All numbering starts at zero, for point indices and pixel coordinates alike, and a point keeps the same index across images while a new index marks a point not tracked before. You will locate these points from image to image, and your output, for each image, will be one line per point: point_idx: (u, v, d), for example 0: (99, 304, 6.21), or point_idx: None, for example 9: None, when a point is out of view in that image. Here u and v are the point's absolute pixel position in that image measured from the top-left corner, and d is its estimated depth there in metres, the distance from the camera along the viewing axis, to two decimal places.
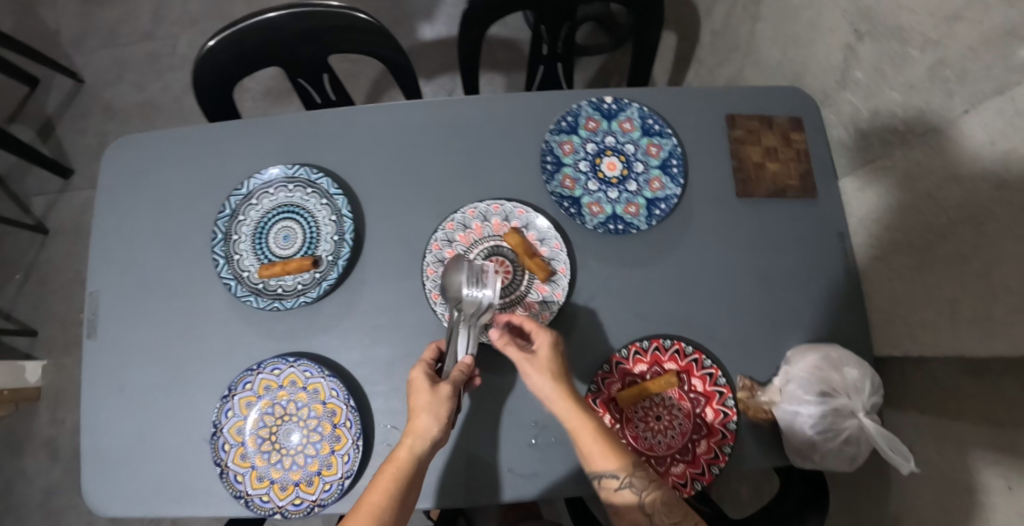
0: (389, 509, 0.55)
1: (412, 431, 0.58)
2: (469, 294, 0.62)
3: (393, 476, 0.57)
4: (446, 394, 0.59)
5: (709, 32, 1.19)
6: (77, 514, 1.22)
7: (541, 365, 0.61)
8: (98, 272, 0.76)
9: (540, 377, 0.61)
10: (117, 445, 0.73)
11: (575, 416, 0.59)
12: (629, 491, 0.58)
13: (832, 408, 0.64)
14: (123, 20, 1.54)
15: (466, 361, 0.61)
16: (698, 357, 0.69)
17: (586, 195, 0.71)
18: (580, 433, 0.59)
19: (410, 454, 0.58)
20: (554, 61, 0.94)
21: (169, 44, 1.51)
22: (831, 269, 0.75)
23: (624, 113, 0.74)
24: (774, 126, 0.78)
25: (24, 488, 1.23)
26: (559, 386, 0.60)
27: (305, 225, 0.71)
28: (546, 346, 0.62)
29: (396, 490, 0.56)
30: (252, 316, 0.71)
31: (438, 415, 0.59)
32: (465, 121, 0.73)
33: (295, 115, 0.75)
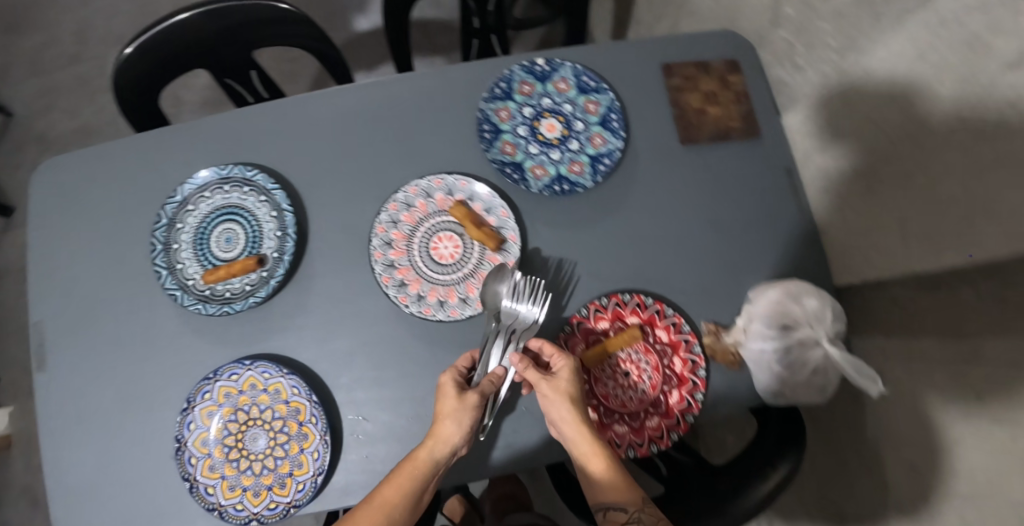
0: (403, 507, 0.58)
1: (436, 435, 0.59)
2: (507, 307, 0.64)
3: (410, 476, 0.58)
4: (472, 403, 0.60)
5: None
6: None
7: (559, 386, 0.60)
8: (38, 301, 0.73)
9: (557, 399, 0.59)
10: (78, 476, 0.70)
11: (590, 442, 0.58)
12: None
13: (795, 340, 0.63)
14: (47, 47, 1.49)
15: (497, 373, 0.62)
16: (659, 308, 0.69)
17: (529, 159, 0.71)
18: (592, 459, 0.58)
19: (430, 457, 0.59)
20: (487, 34, 0.98)
21: (98, 66, 1.47)
22: (782, 205, 0.75)
23: (558, 74, 0.73)
24: (710, 70, 0.77)
25: None
26: (576, 411, 0.59)
27: (246, 225, 0.69)
28: (567, 369, 0.61)
29: (412, 490, 0.58)
30: (202, 324, 0.69)
31: (461, 423, 0.59)
32: (399, 102, 0.72)
33: (224, 115, 0.73)
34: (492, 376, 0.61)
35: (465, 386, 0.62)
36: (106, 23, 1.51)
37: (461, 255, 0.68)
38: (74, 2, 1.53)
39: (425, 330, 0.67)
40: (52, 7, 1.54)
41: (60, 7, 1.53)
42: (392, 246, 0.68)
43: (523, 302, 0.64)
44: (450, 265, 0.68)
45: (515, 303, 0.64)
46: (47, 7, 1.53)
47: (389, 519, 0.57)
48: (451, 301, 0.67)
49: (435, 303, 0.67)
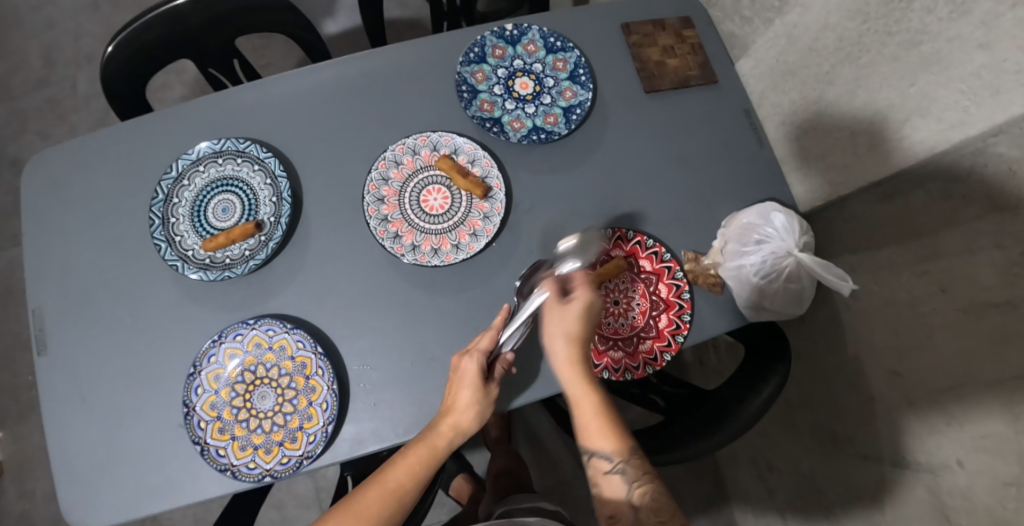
0: (412, 488, 0.62)
1: (455, 426, 0.63)
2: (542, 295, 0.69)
3: (423, 464, 0.62)
4: (493, 397, 0.65)
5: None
6: None
7: (565, 323, 0.62)
8: (37, 288, 0.74)
9: (558, 336, 0.62)
10: (87, 455, 0.70)
11: (583, 387, 0.61)
12: (618, 477, 0.60)
13: (770, 252, 0.68)
14: (15, 71, 1.52)
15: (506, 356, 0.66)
16: (640, 240, 0.73)
17: (506, 115, 0.75)
18: (583, 404, 0.61)
19: (446, 446, 0.63)
20: (457, 16, 1.04)
21: (69, 85, 1.50)
22: (743, 140, 0.81)
23: (526, 37, 0.78)
24: (666, 27, 0.83)
25: None
26: (577, 354, 0.62)
27: (242, 194, 0.72)
28: (579, 306, 0.63)
29: (423, 477, 0.62)
30: (203, 292, 0.71)
31: (481, 416, 0.64)
32: (378, 72, 0.76)
33: (210, 98, 0.77)
34: (503, 363, 0.66)
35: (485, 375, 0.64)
36: (74, 46, 1.53)
37: (450, 205, 0.71)
38: (39, 29, 1.56)
39: (421, 277, 0.70)
40: (16, 35, 1.56)
41: (25, 34, 1.55)
42: (384, 202, 0.71)
43: None
44: (440, 215, 0.71)
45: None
46: (12, 36, 1.56)
47: (398, 502, 0.61)
48: (445, 248, 0.69)
49: (430, 251, 0.69)
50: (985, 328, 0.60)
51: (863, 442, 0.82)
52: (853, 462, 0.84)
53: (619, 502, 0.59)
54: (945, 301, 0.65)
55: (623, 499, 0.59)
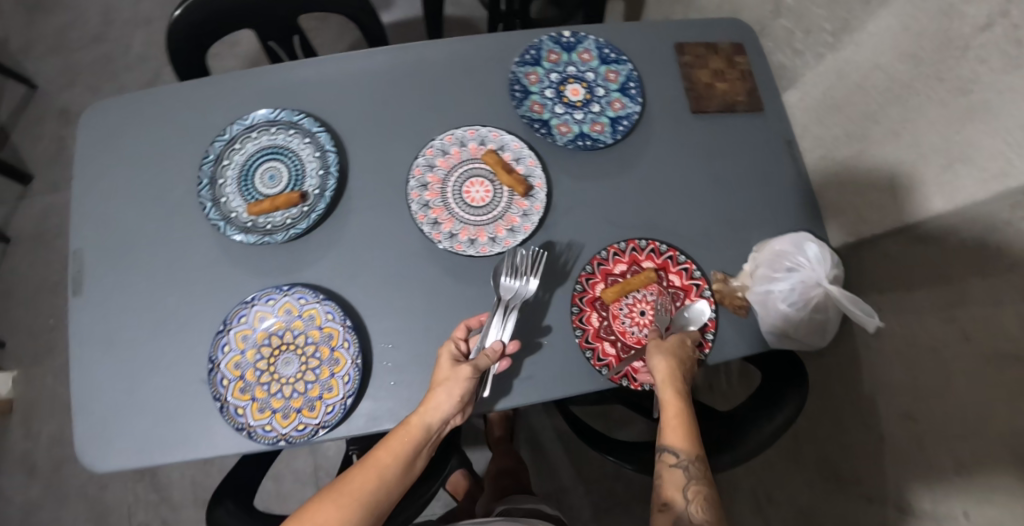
0: (395, 467, 0.61)
1: (428, 403, 0.62)
2: (509, 284, 0.68)
3: (403, 441, 0.62)
4: (465, 375, 0.63)
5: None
6: None
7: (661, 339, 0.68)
8: (82, 231, 0.76)
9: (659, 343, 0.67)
10: (107, 399, 0.72)
11: (671, 391, 0.64)
12: (679, 472, 0.61)
13: (800, 281, 0.68)
14: (73, 25, 1.56)
15: (493, 346, 0.65)
16: (672, 254, 0.73)
17: (555, 118, 0.76)
18: (668, 406, 0.64)
19: (420, 423, 0.62)
20: (512, 18, 1.07)
21: (123, 44, 1.53)
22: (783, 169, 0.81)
23: (582, 45, 0.80)
24: (719, 51, 0.84)
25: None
26: (674, 363, 0.65)
27: (290, 163, 0.74)
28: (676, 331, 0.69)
29: (404, 454, 0.62)
30: (240, 254, 0.73)
31: (452, 393, 0.62)
32: (435, 62, 0.78)
33: (268, 69, 0.79)
34: (488, 352, 0.64)
35: (460, 360, 0.65)
36: (133, 8, 1.58)
37: (491, 199, 0.72)
38: None
39: (454, 266, 0.71)
40: None
41: None
42: (428, 188, 0.72)
43: (520, 279, 0.68)
44: (480, 208, 0.71)
45: (527, 281, 0.68)
46: None
47: (381, 481, 0.61)
48: (481, 240, 0.70)
49: (466, 241, 0.70)
50: (1007, 379, 0.60)
51: (870, 482, 0.82)
52: (856, 502, 0.84)
53: (675, 494, 0.60)
54: (968, 348, 0.65)
55: (679, 491, 0.60)
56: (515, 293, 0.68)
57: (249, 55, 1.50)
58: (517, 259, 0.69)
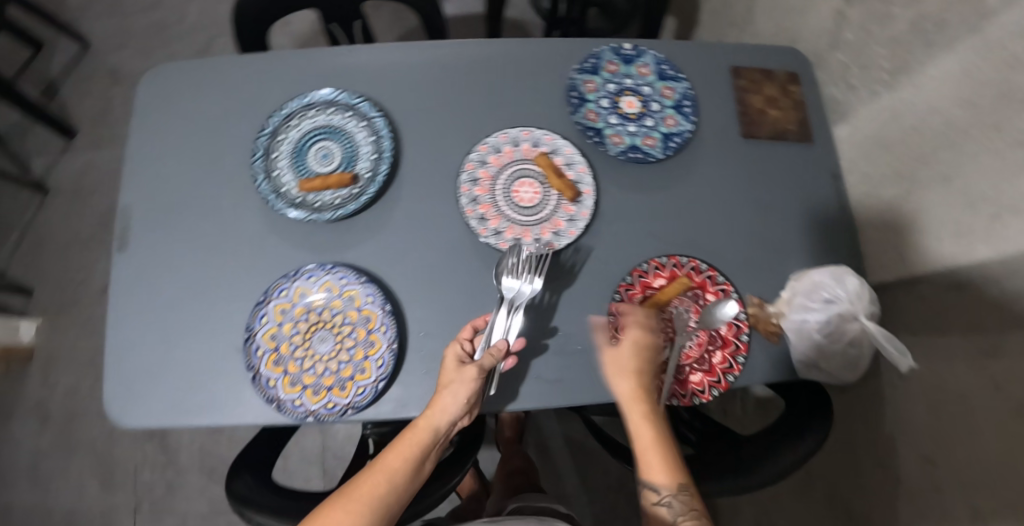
0: (406, 472, 0.62)
1: (435, 404, 0.63)
2: (508, 282, 0.68)
3: (413, 444, 0.62)
4: (471, 376, 0.63)
5: (708, 10, 1.22)
6: (60, 481, 1.17)
7: (619, 362, 0.66)
8: (133, 189, 0.78)
9: (616, 369, 0.66)
10: (141, 357, 0.73)
11: (638, 420, 0.63)
12: (664, 510, 0.60)
13: (837, 313, 0.69)
14: None
15: (499, 346, 0.65)
16: (712, 274, 0.74)
17: (608, 128, 0.77)
18: (638, 437, 0.63)
19: (430, 425, 0.63)
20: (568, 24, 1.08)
21: (176, 11, 1.55)
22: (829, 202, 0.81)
23: (641, 59, 0.81)
24: (774, 78, 0.85)
25: (12, 453, 1.19)
26: (634, 386, 0.64)
27: (344, 144, 0.75)
28: (628, 344, 0.67)
29: (414, 457, 0.62)
30: (287, 229, 0.74)
31: (458, 395, 0.63)
32: (494, 59, 0.79)
33: (330, 51, 0.80)
34: (492, 351, 0.64)
35: (465, 360, 0.65)
36: None
37: (539, 200, 0.73)
38: None
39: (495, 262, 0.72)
40: None
41: None
42: (478, 183, 0.73)
43: (521, 277, 0.68)
44: (527, 208, 0.72)
45: (529, 281, 0.68)
46: None
47: (392, 484, 0.61)
48: (526, 240, 0.71)
49: (510, 239, 0.71)
50: None
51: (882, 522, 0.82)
52: None
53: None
54: (999, 399, 0.65)
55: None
56: (515, 293, 0.68)
57: (299, 34, 1.51)
58: (518, 257, 0.69)
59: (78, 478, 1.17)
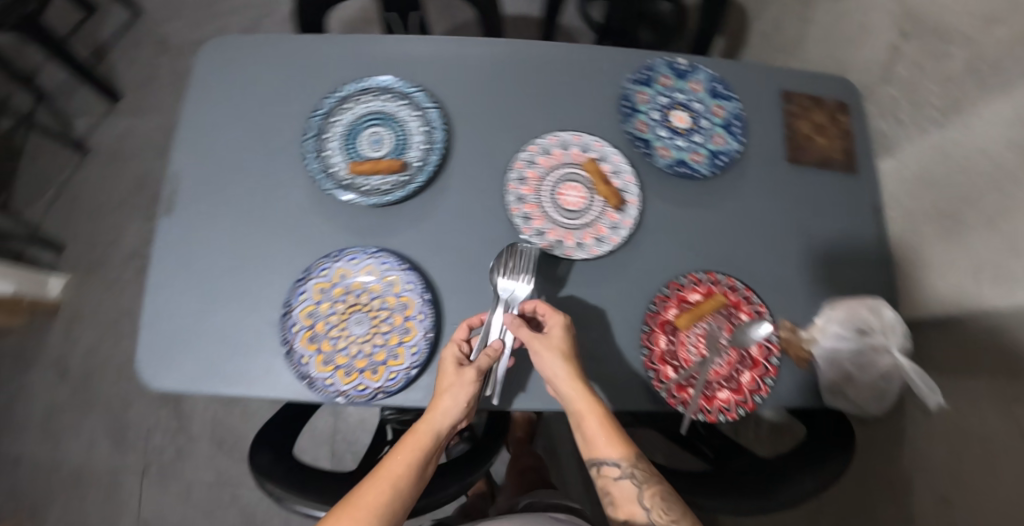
0: (409, 478, 0.61)
1: (435, 409, 0.63)
2: (504, 282, 0.68)
3: (414, 449, 0.61)
4: (471, 378, 0.63)
5: (757, 33, 1.22)
6: (73, 438, 1.19)
7: (553, 346, 0.64)
8: (183, 155, 0.79)
9: (552, 351, 0.64)
10: (177, 322, 0.74)
11: (585, 400, 0.62)
12: (628, 482, 0.61)
13: (869, 345, 0.71)
14: None
15: (494, 345, 0.66)
16: (747, 294, 0.74)
17: (657, 140, 0.77)
18: (585, 417, 0.62)
19: (431, 429, 0.62)
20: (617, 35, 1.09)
21: None
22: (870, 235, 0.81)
23: (694, 75, 0.81)
24: (824, 106, 0.85)
25: (25, 407, 1.20)
26: (570, 368, 0.63)
27: (396, 131, 0.76)
28: (557, 325, 0.66)
29: (416, 461, 0.61)
30: (332, 209, 0.75)
31: (458, 398, 0.63)
32: (550, 62, 0.80)
33: (389, 38, 0.81)
34: (489, 351, 0.65)
35: (463, 363, 0.65)
36: None
37: (584, 205, 0.73)
38: None
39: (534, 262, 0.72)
40: None
41: None
42: (525, 182, 0.73)
43: (518, 278, 0.68)
44: (572, 212, 0.73)
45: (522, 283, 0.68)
46: None
47: (396, 490, 0.60)
48: (568, 243, 0.71)
49: (553, 241, 0.71)
50: None
51: None
52: None
53: (634, 507, 0.61)
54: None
55: (636, 503, 0.61)
56: (510, 298, 0.68)
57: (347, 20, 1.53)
58: (517, 259, 0.69)
59: (91, 436, 1.19)
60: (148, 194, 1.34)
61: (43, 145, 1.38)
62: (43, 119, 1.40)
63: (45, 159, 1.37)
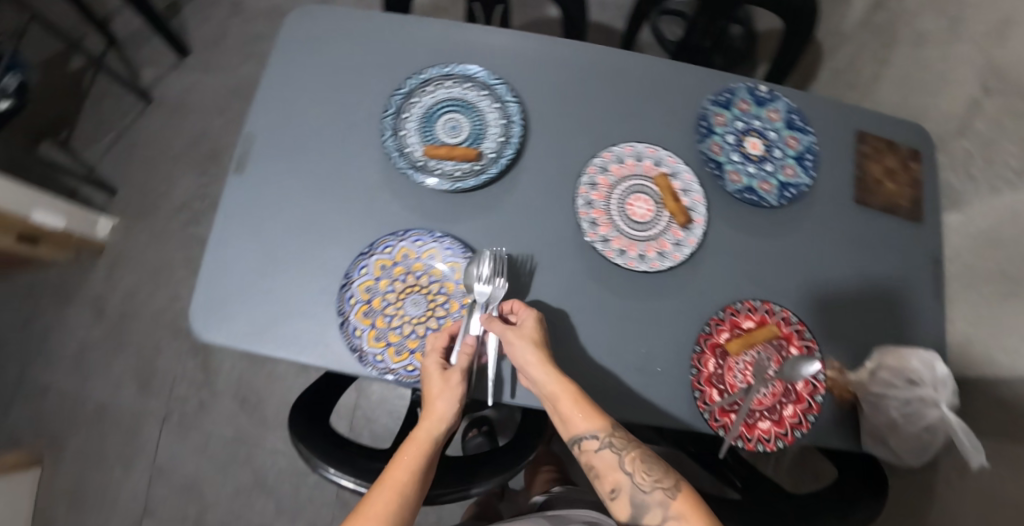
0: (413, 482, 0.64)
1: (431, 416, 0.66)
2: (481, 289, 0.69)
3: (414, 455, 0.65)
4: (456, 380, 0.66)
5: (829, 68, 1.22)
6: (105, 372, 1.27)
7: (525, 336, 0.66)
8: (260, 116, 0.80)
9: (523, 340, 0.65)
10: (234, 276, 0.74)
11: (558, 382, 0.64)
12: (608, 452, 0.65)
13: (917, 396, 0.69)
14: None
15: (471, 342, 0.68)
16: (800, 328, 0.73)
17: (729, 163, 0.77)
18: (560, 398, 0.64)
19: (428, 435, 0.67)
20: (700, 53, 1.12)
21: None
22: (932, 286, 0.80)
23: (773, 104, 0.81)
24: (896, 151, 0.85)
25: (61, 337, 1.29)
26: (541, 354, 0.65)
27: (474, 121, 0.77)
28: (529, 318, 0.68)
29: (416, 466, 0.65)
30: (400, 188, 0.76)
31: (448, 400, 0.66)
32: (631, 73, 0.80)
33: (476, 28, 0.82)
34: (466, 348, 0.68)
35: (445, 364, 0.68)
36: None
37: (650, 218, 0.73)
38: None
39: (591, 268, 0.73)
40: None
41: None
42: (595, 188, 0.74)
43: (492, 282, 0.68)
44: (638, 223, 0.73)
45: (494, 271, 0.68)
46: None
47: (402, 496, 0.62)
48: (630, 253, 0.72)
49: (617, 249, 0.72)
50: None
51: None
52: None
53: (617, 475, 0.64)
54: None
55: (619, 470, 0.64)
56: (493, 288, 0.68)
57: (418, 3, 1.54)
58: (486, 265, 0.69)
59: (122, 373, 1.27)
60: (203, 150, 1.41)
61: (111, 90, 1.45)
62: (115, 66, 1.46)
63: (109, 107, 1.44)
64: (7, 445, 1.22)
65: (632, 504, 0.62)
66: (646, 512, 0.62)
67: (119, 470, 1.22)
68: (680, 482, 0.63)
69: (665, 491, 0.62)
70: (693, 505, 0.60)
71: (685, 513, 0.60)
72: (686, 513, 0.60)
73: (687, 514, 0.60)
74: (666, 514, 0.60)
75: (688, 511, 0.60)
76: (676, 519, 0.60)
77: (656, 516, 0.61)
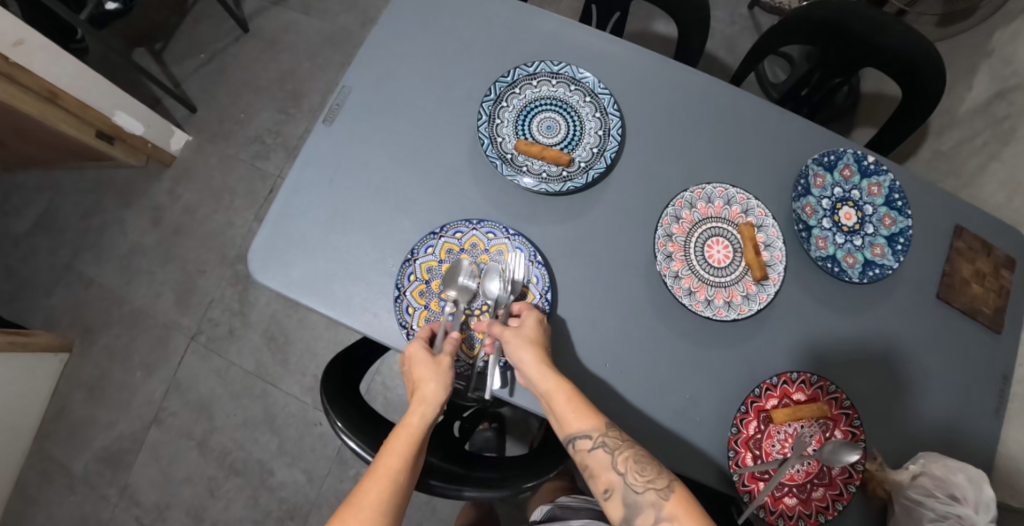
0: (406, 470, 0.58)
1: (420, 401, 0.62)
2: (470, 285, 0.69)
3: (406, 442, 0.59)
4: (447, 365, 0.64)
5: (931, 147, 1.16)
6: (148, 279, 1.31)
7: (522, 334, 0.64)
8: (361, 73, 0.79)
9: (519, 340, 0.63)
10: (299, 223, 0.74)
11: (553, 380, 0.62)
12: (601, 452, 0.60)
13: (956, 514, 0.66)
14: None
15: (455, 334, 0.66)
16: (850, 413, 0.69)
17: (818, 229, 0.75)
18: (555, 396, 0.61)
19: (420, 422, 0.61)
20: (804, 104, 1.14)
21: None
22: (996, 401, 0.76)
23: (877, 177, 0.77)
24: (991, 255, 0.80)
25: (116, 235, 1.34)
26: (537, 353, 0.63)
27: (571, 125, 0.76)
28: (531, 319, 0.66)
29: (410, 454, 0.59)
30: (482, 176, 0.75)
31: (441, 384, 0.63)
32: (739, 115, 0.78)
33: (593, 32, 0.80)
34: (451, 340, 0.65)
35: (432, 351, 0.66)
36: None
37: (725, 265, 0.72)
38: None
39: (652, 304, 0.71)
40: None
41: None
42: (678, 222, 0.72)
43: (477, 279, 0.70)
44: (714, 267, 0.71)
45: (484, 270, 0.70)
46: None
47: (393, 484, 0.57)
48: (698, 296, 0.70)
49: (685, 288, 0.70)
50: None
51: None
52: None
53: (610, 475, 0.59)
54: None
55: (611, 470, 0.59)
56: (506, 287, 0.69)
57: None
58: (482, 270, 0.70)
59: (164, 283, 1.31)
60: (285, 88, 1.43)
61: (213, 13, 1.48)
62: None
63: (207, 27, 1.47)
64: (44, 325, 1.28)
65: (624, 505, 0.57)
66: (638, 515, 0.56)
67: (140, 373, 1.26)
68: (675, 482, 0.57)
69: (658, 491, 0.56)
70: (688, 505, 0.55)
71: (679, 514, 0.54)
72: (680, 514, 0.54)
73: (681, 515, 0.54)
74: (659, 516, 0.55)
75: (683, 512, 0.54)
76: (670, 521, 0.54)
77: (649, 518, 0.55)
